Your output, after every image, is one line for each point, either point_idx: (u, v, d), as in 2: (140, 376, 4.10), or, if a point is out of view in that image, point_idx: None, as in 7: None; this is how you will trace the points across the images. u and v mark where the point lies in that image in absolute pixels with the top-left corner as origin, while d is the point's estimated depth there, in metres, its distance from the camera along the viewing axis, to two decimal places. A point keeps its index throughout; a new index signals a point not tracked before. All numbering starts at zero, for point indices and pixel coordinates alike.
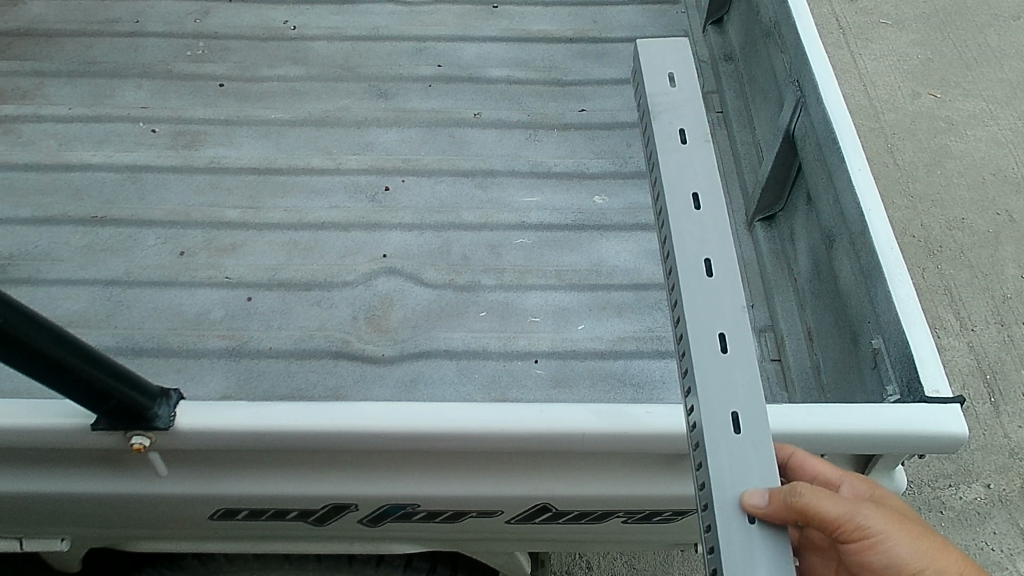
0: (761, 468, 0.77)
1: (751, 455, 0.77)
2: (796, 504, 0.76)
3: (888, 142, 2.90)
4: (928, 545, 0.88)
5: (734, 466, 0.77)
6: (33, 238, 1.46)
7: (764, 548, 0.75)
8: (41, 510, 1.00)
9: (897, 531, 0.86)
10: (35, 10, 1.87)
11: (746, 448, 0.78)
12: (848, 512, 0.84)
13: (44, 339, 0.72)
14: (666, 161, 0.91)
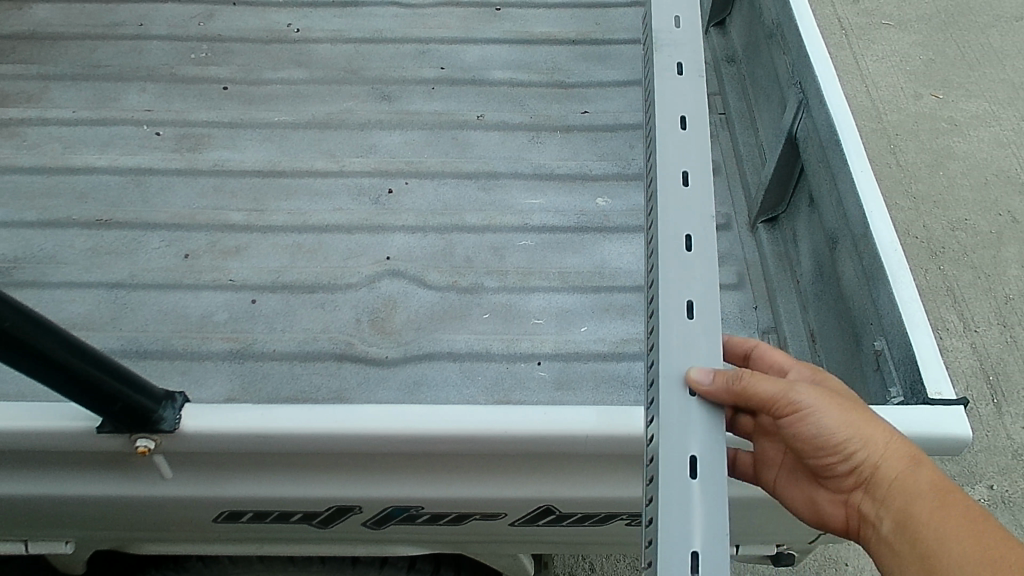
0: (710, 353, 0.80)
1: (700, 339, 0.81)
2: (736, 388, 0.80)
3: (891, 143, 2.90)
4: (863, 419, 0.88)
5: (683, 348, 0.80)
6: (38, 241, 1.47)
7: (703, 421, 0.78)
8: (47, 512, 1.00)
9: (828, 404, 0.88)
10: (40, 14, 1.88)
11: (696, 333, 0.81)
12: (781, 388, 0.87)
13: (49, 341, 0.73)
14: (659, 76, 0.96)
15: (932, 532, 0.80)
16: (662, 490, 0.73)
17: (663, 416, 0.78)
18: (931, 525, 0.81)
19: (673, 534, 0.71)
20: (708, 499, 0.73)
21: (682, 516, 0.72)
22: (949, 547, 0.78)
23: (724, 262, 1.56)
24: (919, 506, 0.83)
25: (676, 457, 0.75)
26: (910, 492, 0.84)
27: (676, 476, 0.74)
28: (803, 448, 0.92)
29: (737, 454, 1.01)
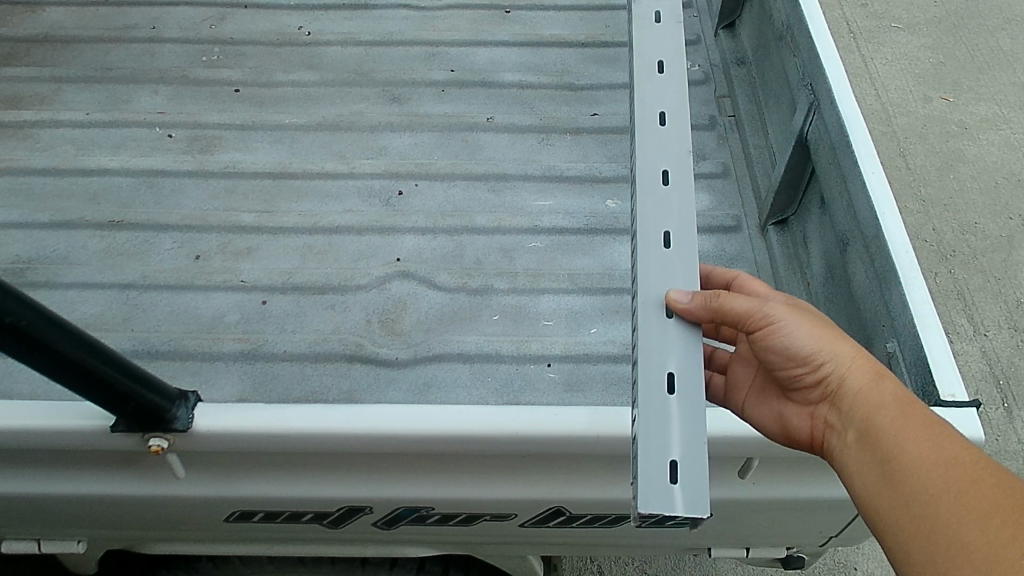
0: (686, 272, 0.92)
1: (676, 261, 0.93)
2: (717, 306, 0.89)
3: (901, 146, 2.89)
4: (831, 335, 0.93)
5: (660, 270, 0.92)
6: (51, 242, 1.48)
7: (680, 343, 0.88)
8: (60, 511, 1.01)
9: (798, 320, 0.94)
10: (53, 17, 1.90)
11: (673, 256, 0.93)
12: (755, 303, 0.94)
13: (64, 340, 0.73)
14: (639, 36, 1.12)
15: (895, 440, 0.84)
16: (642, 400, 0.84)
17: (643, 338, 0.88)
18: (893, 433, 0.84)
19: (653, 443, 0.82)
20: (684, 411, 0.84)
21: (661, 427, 0.82)
22: (911, 452, 0.82)
23: (734, 264, 1.55)
24: (883, 414, 0.86)
25: (655, 376, 0.86)
26: (873, 402, 0.88)
27: (654, 391, 0.85)
28: (771, 363, 0.97)
29: (714, 377, 1.13)
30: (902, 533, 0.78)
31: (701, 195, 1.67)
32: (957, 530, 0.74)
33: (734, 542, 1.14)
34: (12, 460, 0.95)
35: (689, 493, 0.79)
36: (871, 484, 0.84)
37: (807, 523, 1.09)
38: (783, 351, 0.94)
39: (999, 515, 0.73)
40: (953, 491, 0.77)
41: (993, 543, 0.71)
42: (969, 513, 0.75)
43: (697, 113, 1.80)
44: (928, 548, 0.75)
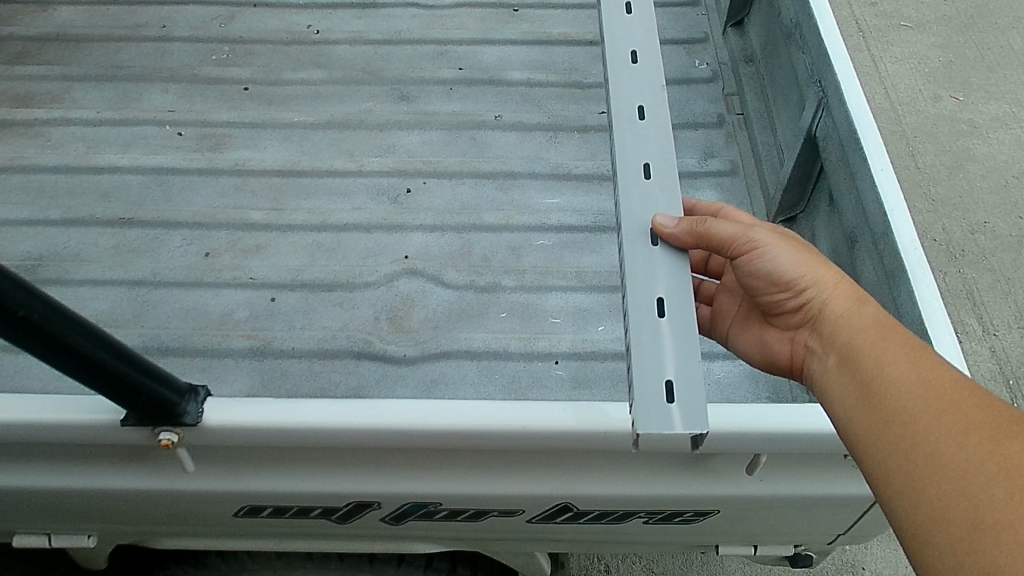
0: (668, 198, 1.02)
1: (659, 190, 1.03)
2: (704, 231, 0.99)
3: (909, 145, 2.88)
4: (815, 264, 1.03)
5: (643, 199, 1.02)
6: (62, 239, 1.49)
7: (667, 267, 0.97)
8: (71, 505, 1.01)
9: (781, 247, 1.05)
10: (64, 16, 1.91)
11: (654, 186, 1.03)
12: (741, 229, 1.06)
13: (74, 333, 0.74)
14: None
15: (879, 365, 0.87)
16: (636, 323, 0.92)
17: (633, 269, 0.97)
18: (875, 356, 0.88)
19: (647, 365, 0.88)
20: (676, 331, 0.91)
21: (655, 350, 0.90)
22: (893, 373, 0.85)
23: None
24: (858, 329, 0.94)
25: (647, 302, 0.93)
26: (850, 321, 0.96)
27: (647, 315, 0.92)
28: (757, 288, 1.09)
29: (700, 308, 1.29)
30: (882, 450, 0.80)
31: (709, 193, 1.67)
32: (935, 445, 0.75)
33: (741, 539, 1.14)
34: (25, 453, 0.96)
35: (686, 407, 0.86)
36: (853, 406, 0.87)
37: (815, 520, 1.08)
38: (766, 274, 1.06)
39: (975, 428, 0.74)
40: (933, 410, 0.78)
41: (970, 454, 0.72)
42: (946, 428, 0.76)
43: (705, 111, 1.79)
44: (906, 463, 0.76)
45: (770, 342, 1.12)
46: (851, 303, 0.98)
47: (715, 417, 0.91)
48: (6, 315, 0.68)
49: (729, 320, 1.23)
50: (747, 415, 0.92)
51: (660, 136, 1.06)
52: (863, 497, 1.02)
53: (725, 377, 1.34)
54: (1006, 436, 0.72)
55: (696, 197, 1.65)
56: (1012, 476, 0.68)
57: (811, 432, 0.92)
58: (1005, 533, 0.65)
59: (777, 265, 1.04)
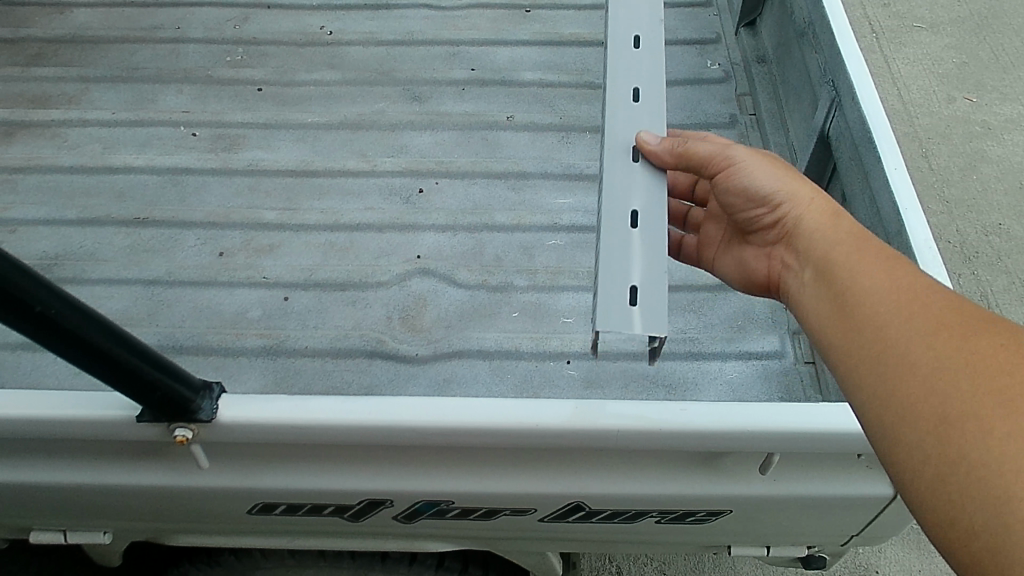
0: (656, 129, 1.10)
1: (646, 121, 1.12)
2: (682, 149, 1.08)
3: (923, 146, 2.87)
4: (788, 179, 1.08)
5: (628, 127, 1.11)
6: (78, 239, 1.50)
7: (645, 187, 1.05)
8: (86, 501, 1.02)
9: (756, 162, 1.12)
10: (80, 18, 1.93)
11: (642, 118, 1.12)
12: (719, 150, 1.13)
13: (92, 329, 0.75)
14: None
15: (852, 275, 0.87)
16: (609, 230, 0.98)
17: (611, 191, 1.04)
18: (846, 265, 0.89)
19: (615, 273, 0.93)
20: (645, 240, 0.97)
21: (626, 258, 0.95)
22: (864, 281, 0.85)
23: None
24: (823, 233, 0.99)
25: (620, 215, 1.00)
26: (819, 227, 0.99)
27: (621, 227, 0.98)
28: (735, 204, 1.15)
29: (687, 238, 1.34)
30: (854, 357, 0.79)
31: None
32: (902, 346, 0.74)
33: (753, 539, 1.14)
34: (41, 450, 0.97)
35: (649, 318, 0.89)
36: (827, 316, 0.87)
37: (829, 521, 1.08)
38: (745, 192, 1.12)
39: (942, 327, 0.73)
40: (902, 313, 0.77)
41: (935, 351, 0.71)
42: (915, 329, 0.75)
43: (717, 111, 1.79)
44: (874, 364, 0.76)
45: (749, 259, 1.18)
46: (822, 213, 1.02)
47: (726, 416, 0.91)
48: (24, 311, 0.69)
49: (716, 246, 1.29)
50: (759, 413, 0.92)
51: (650, 83, 1.16)
52: (877, 498, 1.02)
53: (738, 377, 1.33)
54: (974, 333, 0.70)
55: None
56: (973, 368, 0.67)
57: (823, 432, 0.91)
58: (968, 419, 0.64)
59: (753, 179, 1.11)
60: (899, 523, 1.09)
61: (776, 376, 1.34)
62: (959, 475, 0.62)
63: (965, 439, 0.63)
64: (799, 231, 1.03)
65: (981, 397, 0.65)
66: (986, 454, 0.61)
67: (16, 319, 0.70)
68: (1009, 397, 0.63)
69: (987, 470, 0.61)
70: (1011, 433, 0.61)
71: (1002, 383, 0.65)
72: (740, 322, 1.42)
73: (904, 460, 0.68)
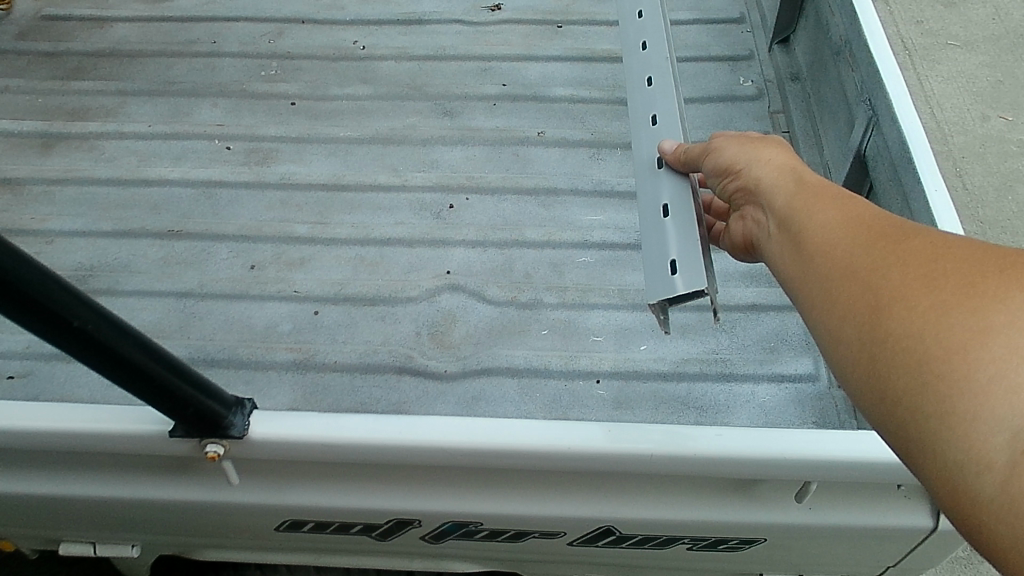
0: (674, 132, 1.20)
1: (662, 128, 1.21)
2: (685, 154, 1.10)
3: (956, 165, 2.82)
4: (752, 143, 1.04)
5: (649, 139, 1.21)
6: (113, 251, 1.52)
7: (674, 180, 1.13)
8: (116, 515, 1.02)
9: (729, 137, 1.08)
10: (120, 32, 1.97)
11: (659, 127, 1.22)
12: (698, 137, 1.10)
13: (126, 344, 0.75)
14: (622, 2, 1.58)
15: (800, 208, 0.89)
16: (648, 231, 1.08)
17: (646, 192, 1.15)
18: (798, 205, 0.89)
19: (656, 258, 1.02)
20: (678, 222, 1.05)
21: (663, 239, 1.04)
22: (812, 211, 0.86)
23: None
24: (783, 186, 0.95)
25: (654, 214, 1.10)
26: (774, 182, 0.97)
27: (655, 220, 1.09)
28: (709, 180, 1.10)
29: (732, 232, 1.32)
30: (805, 279, 0.81)
31: None
32: (845, 259, 0.77)
33: (787, 567, 1.11)
34: (74, 463, 0.97)
35: (687, 275, 0.95)
36: (780, 250, 0.89)
37: (865, 551, 1.05)
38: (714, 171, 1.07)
39: (875, 233, 0.76)
40: (840, 229, 0.80)
41: (870, 256, 0.74)
42: (849, 240, 0.78)
43: (750, 128, 1.77)
44: (822, 282, 0.78)
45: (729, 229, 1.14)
46: (782, 168, 0.98)
47: (761, 443, 0.89)
48: (60, 325, 0.69)
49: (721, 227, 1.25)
50: (793, 440, 0.90)
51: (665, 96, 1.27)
52: (915, 529, 0.99)
53: (770, 401, 1.31)
54: (901, 234, 0.74)
55: None
56: (905, 267, 0.70)
57: (863, 461, 0.89)
58: (895, 305, 0.68)
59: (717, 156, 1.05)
60: (938, 556, 1.06)
61: (811, 400, 1.32)
62: (889, 355, 0.67)
63: (898, 326, 0.67)
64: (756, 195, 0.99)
65: (905, 283, 0.69)
66: (915, 333, 0.65)
67: (52, 333, 0.70)
68: (930, 279, 0.67)
69: (916, 348, 0.64)
70: (933, 312, 0.65)
71: (931, 271, 0.68)
72: (773, 343, 1.40)
73: (850, 359, 0.71)
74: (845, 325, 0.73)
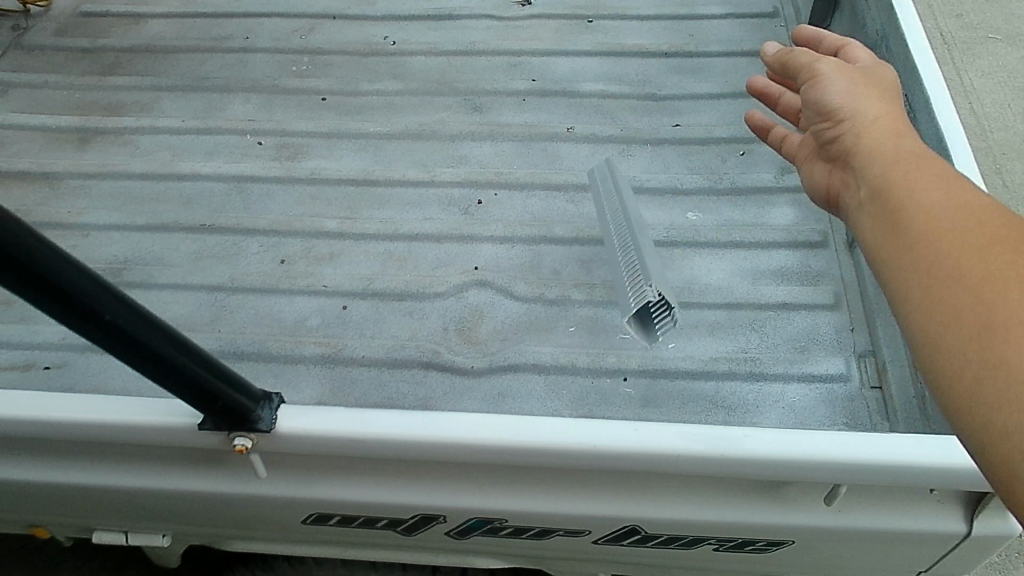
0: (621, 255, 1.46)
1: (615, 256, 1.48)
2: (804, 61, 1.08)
3: (997, 162, 2.76)
4: (863, 92, 0.98)
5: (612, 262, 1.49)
6: (146, 245, 1.54)
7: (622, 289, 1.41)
8: (147, 505, 1.04)
9: (841, 78, 1.02)
10: (154, 28, 1.99)
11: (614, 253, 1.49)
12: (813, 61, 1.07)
13: (156, 337, 0.76)
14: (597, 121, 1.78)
15: (908, 188, 0.81)
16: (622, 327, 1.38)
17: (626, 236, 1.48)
18: (907, 183, 0.82)
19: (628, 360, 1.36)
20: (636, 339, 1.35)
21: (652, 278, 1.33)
22: (925, 197, 0.79)
23: (820, 281, 1.47)
24: (884, 149, 0.89)
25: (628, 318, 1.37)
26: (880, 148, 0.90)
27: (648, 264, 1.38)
28: (807, 121, 1.05)
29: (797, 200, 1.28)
30: (906, 268, 0.75)
31: (786, 209, 1.60)
32: (961, 261, 0.70)
33: (816, 571, 1.10)
34: (106, 453, 0.99)
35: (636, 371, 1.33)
36: (877, 232, 0.82)
37: (897, 555, 1.03)
38: (817, 103, 1.01)
39: (999, 241, 0.69)
40: (958, 223, 0.73)
41: (992, 267, 0.68)
42: (967, 240, 0.71)
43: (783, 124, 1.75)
44: (929, 281, 0.71)
45: (814, 178, 1.08)
46: (885, 130, 0.92)
47: (790, 445, 0.88)
48: (93, 318, 0.70)
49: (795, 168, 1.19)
50: (825, 442, 0.89)
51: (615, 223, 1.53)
52: (948, 535, 0.97)
53: (800, 401, 1.30)
54: None
55: (773, 213, 1.59)
56: None
57: (896, 465, 0.87)
58: (1017, 329, 0.62)
59: (825, 95, 1.01)
60: (973, 561, 1.04)
61: (842, 401, 1.30)
62: (997, 381, 0.61)
63: (1017, 354, 0.61)
64: (857, 150, 0.92)
65: None
66: None
67: (85, 326, 0.71)
68: None
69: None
70: None
71: None
72: (803, 343, 1.38)
73: (947, 370, 0.66)
74: (944, 310, 0.69)
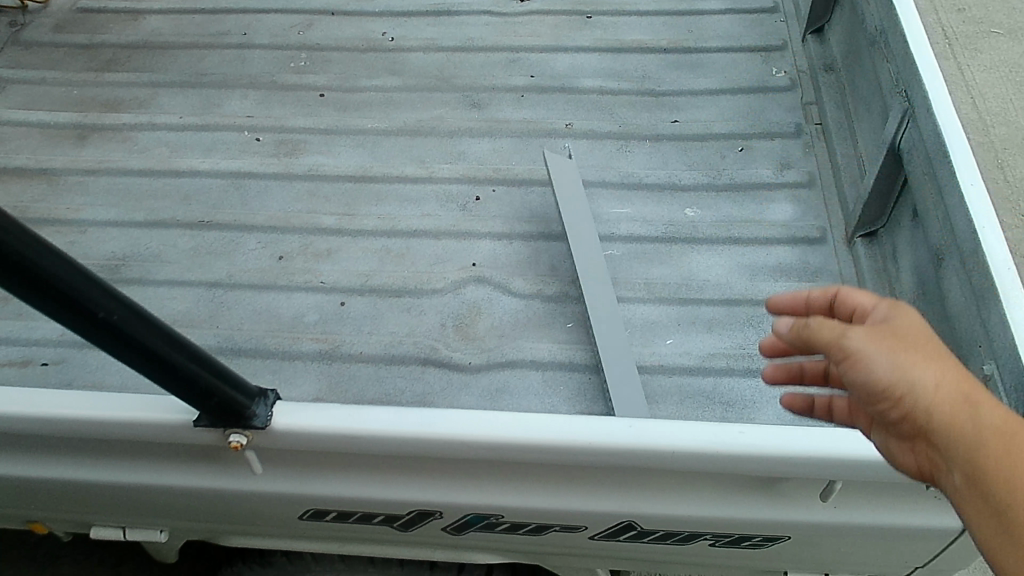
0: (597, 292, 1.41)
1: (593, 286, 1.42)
2: (806, 335, 0.86)
3: (998, 157, 2.75)
4: (909, 355, 0.80)
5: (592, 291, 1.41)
6: (144, 241, 1.54)
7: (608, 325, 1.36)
8: (145, 500, 1.04)
9: (882, 351, 0.81)
10: (153, 24, 1.99)
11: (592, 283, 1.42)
12: (834, 332, 0.84)
13: (152, 335, 0.76)
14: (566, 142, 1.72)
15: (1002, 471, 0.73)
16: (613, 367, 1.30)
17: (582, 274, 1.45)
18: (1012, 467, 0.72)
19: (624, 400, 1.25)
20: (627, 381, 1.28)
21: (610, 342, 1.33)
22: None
23: (818, 277, 1.47)
24: (972, 442, 0.75)
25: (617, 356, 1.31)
26: (968, 439, 0.75)
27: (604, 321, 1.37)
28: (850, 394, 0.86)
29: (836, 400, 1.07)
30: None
31: (784, 205, 1.60)
32: None
33: (814, 566, 1.10)
34: (104, 449, 0.99)
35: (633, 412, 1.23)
36: (989, 519, 0.73)
37: (894, 551, 1.03)
38: (863, 388, 0.82)
39: None
40: None
41: None
42: None
43: (782, 119, 1.75)
44: None
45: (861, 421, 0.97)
46: (956, 401, 0.77)
47: (785, 441, 0.88)
48: (86, 315, 0.70)
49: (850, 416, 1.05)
50: (821, 437, 0.89)
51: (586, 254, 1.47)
52: (944, 530, 0.97)
53: None
54: None
55: (771, 209, 1.59)
56: None
57: (890, 461, 0.88)
58: None
59: (873, 376, 0.81)
60: (969, 556, 1.04)
61: None
62: None
63: None
64: (939, 441, 0.77)
65: None
66: None
67: (78, 323, 0.71)
68: None
69: None
70: None
71: None
72: None
73: None
74: None
